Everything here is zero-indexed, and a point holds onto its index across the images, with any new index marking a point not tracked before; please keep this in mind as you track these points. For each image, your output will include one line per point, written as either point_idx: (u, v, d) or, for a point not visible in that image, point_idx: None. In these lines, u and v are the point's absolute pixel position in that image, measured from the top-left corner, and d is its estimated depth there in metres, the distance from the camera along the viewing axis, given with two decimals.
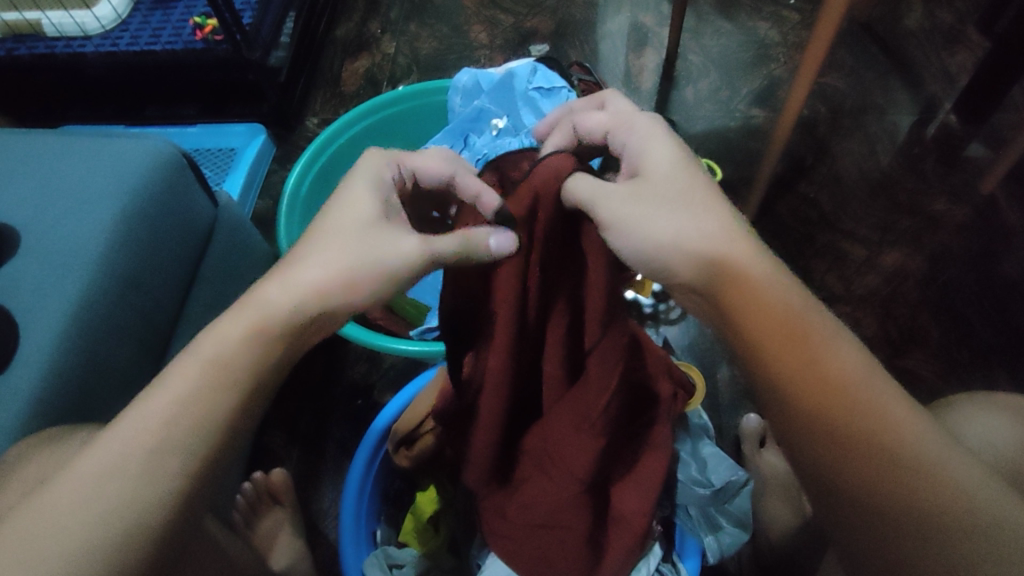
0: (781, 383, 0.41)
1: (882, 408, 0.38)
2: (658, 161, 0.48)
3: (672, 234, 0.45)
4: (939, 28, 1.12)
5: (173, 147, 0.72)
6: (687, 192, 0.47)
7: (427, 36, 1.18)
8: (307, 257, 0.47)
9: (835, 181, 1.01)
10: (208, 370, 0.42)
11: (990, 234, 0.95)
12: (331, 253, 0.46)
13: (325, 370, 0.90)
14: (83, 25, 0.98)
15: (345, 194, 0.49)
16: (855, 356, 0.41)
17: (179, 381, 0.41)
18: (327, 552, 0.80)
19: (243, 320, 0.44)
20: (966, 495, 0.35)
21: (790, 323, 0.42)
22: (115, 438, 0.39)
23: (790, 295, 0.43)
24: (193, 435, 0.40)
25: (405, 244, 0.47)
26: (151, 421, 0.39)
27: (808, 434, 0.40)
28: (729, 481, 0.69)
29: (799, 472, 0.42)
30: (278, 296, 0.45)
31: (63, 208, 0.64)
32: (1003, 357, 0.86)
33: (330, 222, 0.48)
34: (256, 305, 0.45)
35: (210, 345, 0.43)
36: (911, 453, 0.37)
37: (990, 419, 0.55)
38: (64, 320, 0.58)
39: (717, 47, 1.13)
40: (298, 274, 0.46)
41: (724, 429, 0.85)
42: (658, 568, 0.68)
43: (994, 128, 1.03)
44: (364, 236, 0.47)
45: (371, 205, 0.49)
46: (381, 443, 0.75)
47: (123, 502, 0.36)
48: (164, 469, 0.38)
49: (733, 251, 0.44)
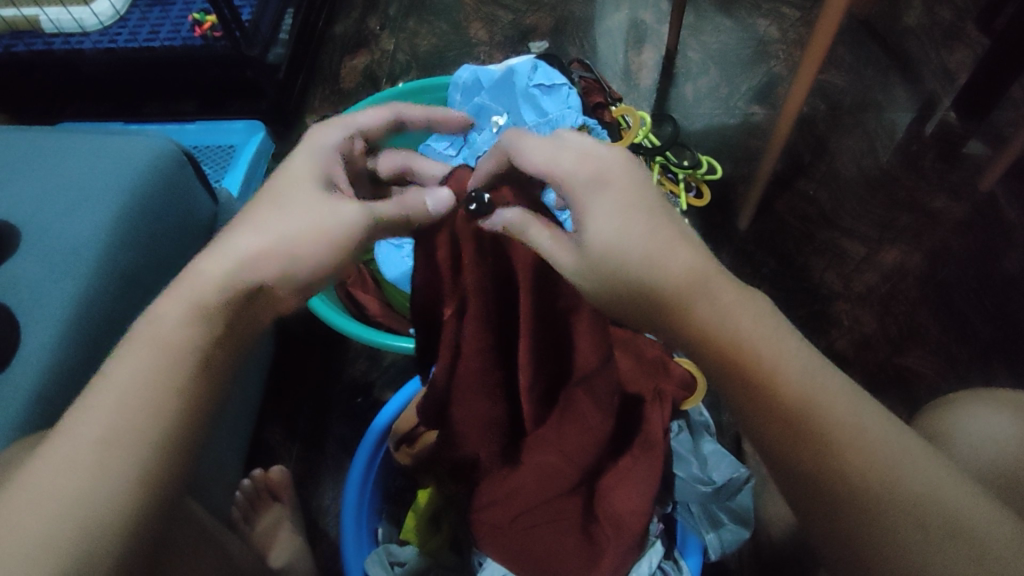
0: (747, 399, 0.42)
1: (842, 415, 0.40)
2: (604, 227, 0.45)
3: (616, 286, 0.45)
4: (938, 25, 1.12)
5: (173, 143, 0.72)
6: (632, 233, 0.45)
7: (426, 33, 1.18)
8: (242, 232, 0.46)
9: (835, 178, 1.01)
10: (155, 357, 0.41)
11: (990, 232, 0.95)
12: (268, 221, 0.46)
13: (325, 368, 0.90)
14: (80, 21, 0.98)
15: (285, 165, 0.50)
16: (803, 369, 0.41)
17: (125, 370, 0.41)
18: (328, 549, 0.80)
19: (182, 302, 0.43)
20: (928, 504, 0.37)
21: (733, 349, 0.42)
22: (70, 431, 0.38)
23: (739, 316, 0.43)
24: (143, 425, 0.39)
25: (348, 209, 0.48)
26: (101, 412, 0.39)
27: (781, 443, 0.41)
28: (730, 479, 0.69)
29: (778, 481, 0.43)
30: (219, 266, 0.45)
31: (63, 205, 0.64)
32: (1002, 354, 0.87)
33: (271, 194, 0.48)
34: (192, 282, 0.44)
35: (150, 329, 0.42)
36: (867, 469, 0.38)
37: (993, 411, 0.57)
38: (66, 316, 0.58)
39: (716, 44, 1.13)
40: (232, 249, 0.45)
41: (724, 426, 0.85)
42: (659, 565, 0.68)
43: (994, 125, 1.03)
44: (303, 204, 0.47)
45: (309, 171, 0.50)
46: (382, 441, 0.75)
47: (73, 495, 0.36)
48: (115, 460, 0.38)
49: (682, 279, 0.44)
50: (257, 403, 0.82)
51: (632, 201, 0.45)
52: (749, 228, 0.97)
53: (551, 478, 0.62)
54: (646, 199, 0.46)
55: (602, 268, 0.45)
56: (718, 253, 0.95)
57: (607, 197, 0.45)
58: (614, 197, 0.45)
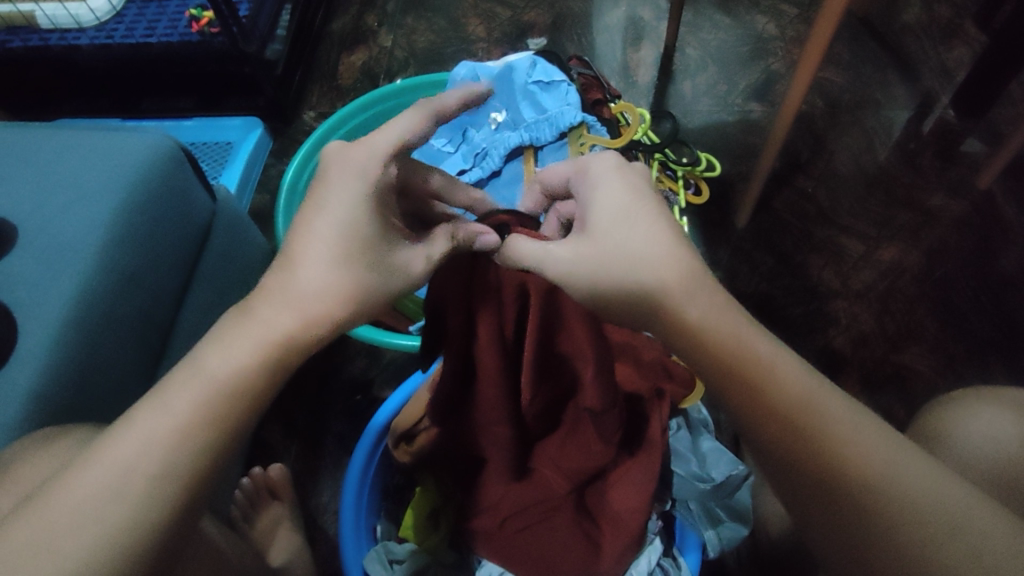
0: (742, 405, 0.41)
1: (834, 416, 0.40)
2: (605, 220, 0.46)
3: (613, 277, 0.45)
4: (937, 22, 1.12)
5: (171, 140, 0.71)
6: (626, 221, 0.46)
7: (423, 29, 1.17)
8: (305, 277, 0.42)
9: (833, 176, 1.01)
10: (214, 394, 0.39)
11: (987, 228, 0.95)
12: (338, 275, 0.42)
13: (324, 366, 0.90)
14: (77, 17, 0.97)
15: (336, 201, 0.43)
16: (798, 374, 0.42)
17: (179, 396, 0.39)
18: (327, 547, 0.79)
19: (253, 355, 0.40)
20: (924, 503, 0.38)
21: (732, 351, 0.42)
22: (121, 453, 0.37)
23: (729, 317, 0.43)
24: (194, 461, 0.38)
25: (406, 259, 0.46)
26: (155, 441, 0.37)
27: (779, 451, 0.40)
28: (730, 475, 0.68)
29: (775, 487, 0.42)
30: (287, 319, 0.41)
31: (63, 201, 0.63)
32: (1000, 352, 0.87)
33: (325, 235, 0.43)
34: (263, 337, 0.41)
35: (207, 370, 0.40)
36: (861, 470, 0.38)
37: (996, 412, 0.56)
38: (65, 313, 0.58)
39: (715, 41, 1.13)
40: (302, 299, 0.41)
41: (722, 423, 0.86)
42: (658, 563, 0.69)
43: (992, 122, 1.03)
44: (371, 256, 0.43)
45: (363, 209, 0.43)
46: (381, 438, 0.75)
47: (120, 525, 0.35)
48: (160, 495, 0.36)
49: (676, 272, 0.44)
50: None
51: (632, 196, 0.47)
52: (747, 225, 0.97)
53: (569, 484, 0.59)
54: (646, 198, 0.47)
55: (597, 255, 0.45)
56: (717, 251, 0.95)
57: (606, 184, 0.47)
58: (614, 188, 0.47)
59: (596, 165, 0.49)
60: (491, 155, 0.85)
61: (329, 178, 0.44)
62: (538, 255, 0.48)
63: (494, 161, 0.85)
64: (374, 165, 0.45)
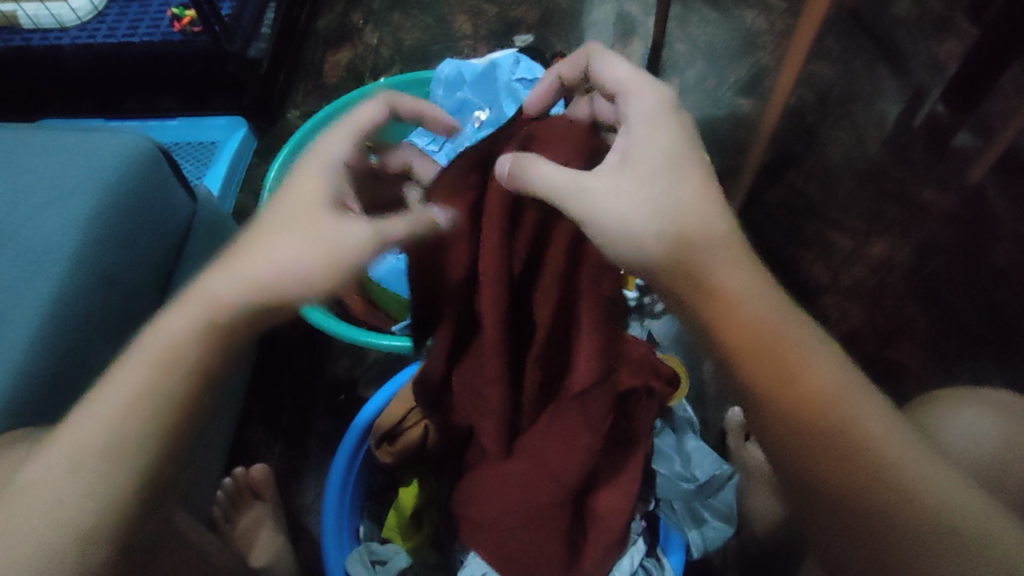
0: (763, 391, 0.42)
1: (864, 416, 0.40)
2: (653, 176, 0.46)
3: (650, 230, 0.45)
4: (928, 16, 1.11)
5: (150, 141, 0.71)
6: (676, 183, 0.47)
7: (410, 26, 1.17)
8: (256, 248, 0.47)
9: (823, 171, 1.00)
10: (158, 365, 0.43)
11: (977, 223, 0.94)
12: (281, 245, 0.47)
13: (308, 366, 0.89)
14: (59, 17, 0.96)
15: (289, 191, 0.49)
16: (836, 364, 0.43)
17: (117, 378, 0.43)
18: (311, 547, 0.79)
19: (192, 319, 0.44)
20: (952, 518, 0.37)
21: (771, 331, 0.43)
22: (81, 420, 0.41)
23: (767, 299, 0.45)
24: (137, 429, 0.41)
25: (356, 232, 0.48)
26: (106, 409, 0.41)
27: (798, 441, 0.41)
28: (714, 475, 0.69)
29: (778, 479, 0.43)
30: (212, 299, 0.45)
31: (40, 200, 0.63)
32: (991, 349, 0.86)
33: (273, 218, 0.48)
34: (203, 299, 0.45)
35: (154, 342, 0.44)
36: (890, 473, 0.39)
37: (975, 413, 0.56)
38: (41, 315, 0.57)
39: (703, 36, 1.12)
40: (248, 266, 0.46)
41: (709, 423, 0.86)
42: (641, 563, 0.68)
43: (984, 116, 1.02)
44: (310, 227, 0.47)
45: (309, 193, 0.49)
46: (364, 438, 0.74)
47: (59, 491, 0.39)
48: (105, 459, 0.40)
49: (714, 240, 0.46)
50: (240, 402, 0.82)
51: (674, 150, 0.48)
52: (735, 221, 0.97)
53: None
54: (685, 152, 0.48)
55: (645, 205, 0.45)
56: None
57: (659, 129, 0.48)
58: (658, 140, 0.48)
59: (643, 105, 0.49)
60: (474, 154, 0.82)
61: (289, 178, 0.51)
62: (565, 185, 0.45)
63: None
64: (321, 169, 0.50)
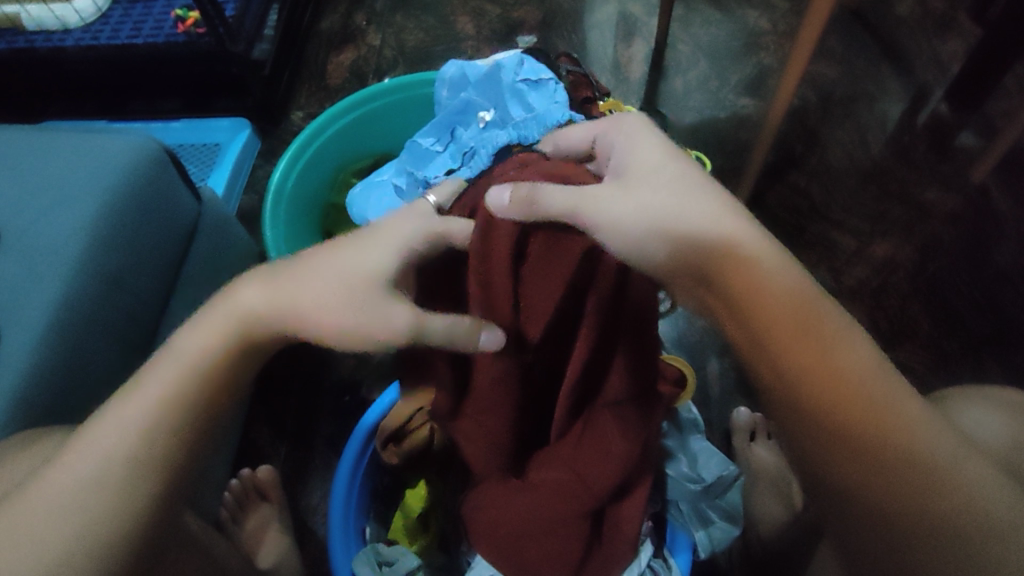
0: (796, 373, 0.43)
1: (898, 396, 0.41)
2: (658, 176, 0.48)
3: (669, 241, 0.46)
4: (930, 16, 1.11)
5: (156, 142, 0.71)
6: (685, 189, 0.47)
7: (413, 27, 1.17)
8: (301, 285, 0.47)
9: (827, 171, 1.00)
10: (188, 378, 0.45)
11: (981, 223, 0.94)
12: (326, 299, 0.47)
13: (313, 366, 0.88)
14: (62, 18, 0.96)
15: (364, 248, 0.48)
16: (867, 348, 0.43)
17: (147, 386, 0.44)
18: (316, 549, 0.79)
19: (222, 333, 0.46)
20: (980, 503, 0.39)
21: (797, 312, 0.44)
22: (107, 428, 0.42)
23: (790, 276, 0.45)
24: (167, 442, 0.43)
25: (398, 315, 0.47)
26: (135, 420, 0.43)
27: (831, 421, 0.41)
28: (721, 476, 0.70)
29: (803, 463, 0.44)
30: (253, 318, 0.47)
31: (45, 203, 0.63)
32: (996, 349, 0.87)
33: (334, 260, 0.48)
34: (238, 311, 0.47)
35: (183, 353, 0.45)
36: (922, 457, 0.40)
37: (982, 411, 0.56)
38: (48, 318, 0.57)
39: (706, 36, 1.12)
40: (288, 301, 0.47)
41: (714, 423, 0.86)
42: (649, 564, 0.67)
43: (987, 115, 1.02)
44: (361, 301, 0.47)
45: (380, 263, 0.48)
46: (369, 440, 0.74)
47: (81, 495, 0.40)
48: (134, 468, 0.42)
49: (737, 231, 0.46)
50: (245, 404, 0.82)
51: (667, 151, 0.49)
52: None
53: (568, 486, 0.57)
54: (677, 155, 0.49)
55: (659, 208, 0.46)
56: None
57: (642, 143, 0.49)
58: (650, 142, 0.49)
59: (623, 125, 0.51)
60: (478, 155, 0.81)
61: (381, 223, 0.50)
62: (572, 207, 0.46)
63: (481, 160, 0.80)
64: (416, 231, 0.48)
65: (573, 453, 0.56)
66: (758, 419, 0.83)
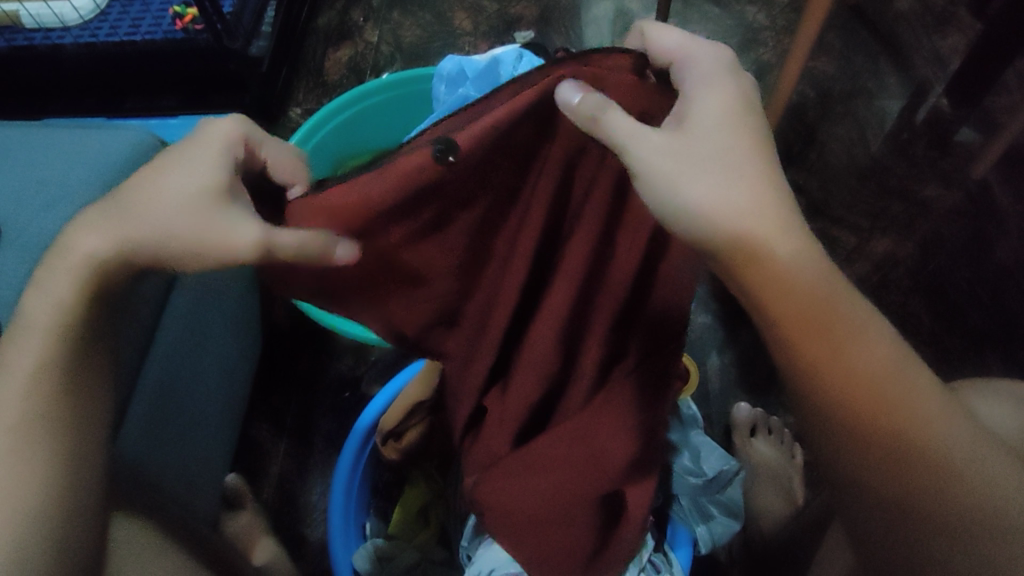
0: (809, 371, 0.42)
1: (914, 395, 0.41)
2: (721, 137, 0.44)
3: (713, 208, 0.42)
4: (930, 10, 1.10)
5: (154, 138, 0.71)
6: (739, 162, 0.44)
7: (410, 24, 1.17)
8: (134, 216, 0.44)
9: (826, 166, 0.99)
10: (55, 335, 0.43)
11: (984, 219, 0.94)
12: (161, 222, 0.44)
13: (312, 361, 0.88)
14: (61, 15, 0.96)
15: (185, 162, 0.45)
16: (884, 341, 0.43)
17: (19, 348, 0.43)
18: (316, 545, 0.80)
19: (68, 282, 0.44)
20: (988, 503, 0.40)
21: (819, 307, 0.42)
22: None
23: (820, 265, 0.43)
24: (53, 409, 0.42)
25: (242, 227, 0.43)
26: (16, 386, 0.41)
27: (840, 422, 0.42)
28: (722, 471, 0.71)
29: (817, 451, 0.45)
30: (91, 259, 0.44)
31: (44, 201, 0.62)
32: (996, 345, 0.87)
33: (162, 184, 0.45)
34: (75, 255, 0.44)
35: (38, 314, 0.43)
36: (931, 457, 0.41)
37: (997, 406, 0.55)
38: None
39: (704, 32, 1.12)
40: (124, 233, 0.44)
41: (714, 418, 0.86)
42: (651, 559, 0.66)
43: (987, 111, 1.02)
44: (199, 214, 0.43)
45: (204, 176, 0.44)
46: (368, 437, 0.73)
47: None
48: (26, 438, 0.40)
49: (782, 214, 0.44)
50: (245, 400, 0.81)
51: (734, 110, 0.45)
52: None
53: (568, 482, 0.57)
54: (743, 116, 0.46)
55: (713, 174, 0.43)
56: None
57: (716, 97, 0.45)
58: (720, 96, 0.45)
59: (705, 63, 0.46)
60: None
61: (195, 135, 0.47)
62: (621, 140, 0.41)
63: None
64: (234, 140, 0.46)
65: (565, 454, 0.56)
66: (758, 414, 0.83)
